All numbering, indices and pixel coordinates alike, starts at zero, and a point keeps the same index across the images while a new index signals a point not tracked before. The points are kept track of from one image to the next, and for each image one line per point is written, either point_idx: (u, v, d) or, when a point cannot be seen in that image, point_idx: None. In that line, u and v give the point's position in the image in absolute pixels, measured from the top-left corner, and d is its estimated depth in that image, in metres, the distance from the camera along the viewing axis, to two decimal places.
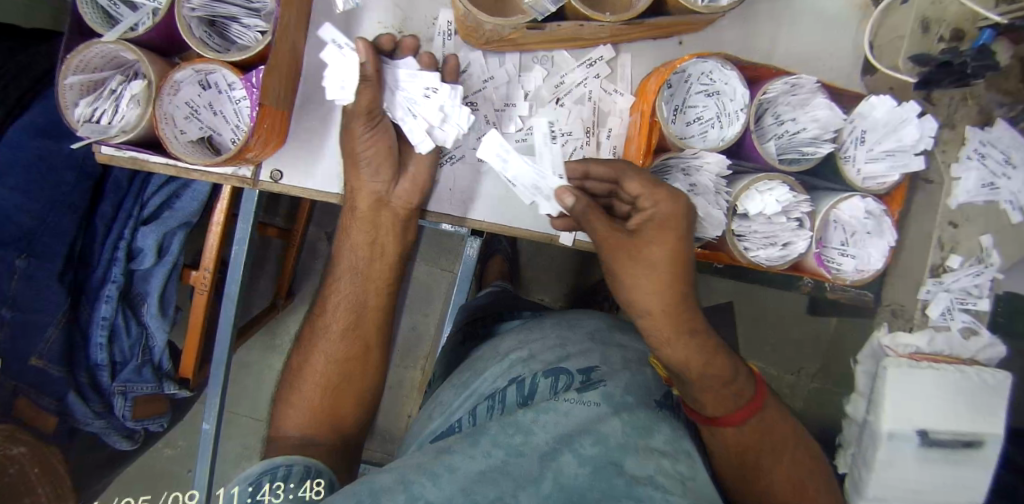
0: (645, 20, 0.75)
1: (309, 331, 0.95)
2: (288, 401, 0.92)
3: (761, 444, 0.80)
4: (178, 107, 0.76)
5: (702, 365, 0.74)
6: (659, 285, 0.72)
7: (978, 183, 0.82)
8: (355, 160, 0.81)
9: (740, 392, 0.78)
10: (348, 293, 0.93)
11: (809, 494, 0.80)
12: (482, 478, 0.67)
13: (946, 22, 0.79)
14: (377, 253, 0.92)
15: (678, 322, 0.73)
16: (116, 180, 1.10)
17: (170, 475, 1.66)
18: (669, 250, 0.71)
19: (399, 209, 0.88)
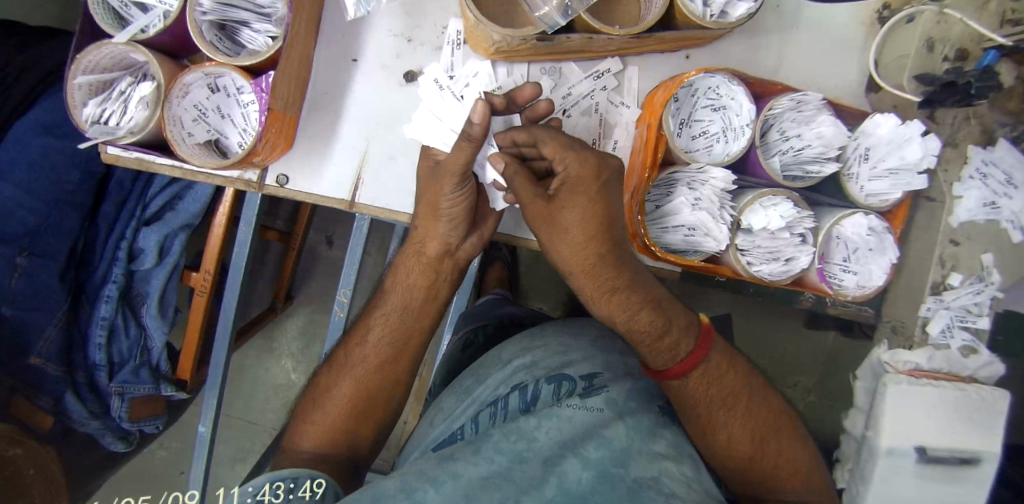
0: (655, 34, 0.76)
1: (344, 352, 0.87)
2: (306, 418, 0.84)
3: (715, 397, 0.78)
4: (187, 110, 0.76)
5: (627, 318, 0.76)
6: (579, 245, 0.73)
7: (979, 202, 0.83)
8: (436, 213, 0.80)
9: (682, 354, 0.77)
10: (388, 324, 0.86)
11: (773, 450, 0.78)
12: (486, 484, 0.68)
13: (951, 42, 0.80)
14: (433, 296, 0.87)
15: (605, 280, 0.74)
16: (119, 180, 1.10)
17: (164, 477, 1.65)
18: (584, 214, 0.72)
19: (462, 260, 0.86)
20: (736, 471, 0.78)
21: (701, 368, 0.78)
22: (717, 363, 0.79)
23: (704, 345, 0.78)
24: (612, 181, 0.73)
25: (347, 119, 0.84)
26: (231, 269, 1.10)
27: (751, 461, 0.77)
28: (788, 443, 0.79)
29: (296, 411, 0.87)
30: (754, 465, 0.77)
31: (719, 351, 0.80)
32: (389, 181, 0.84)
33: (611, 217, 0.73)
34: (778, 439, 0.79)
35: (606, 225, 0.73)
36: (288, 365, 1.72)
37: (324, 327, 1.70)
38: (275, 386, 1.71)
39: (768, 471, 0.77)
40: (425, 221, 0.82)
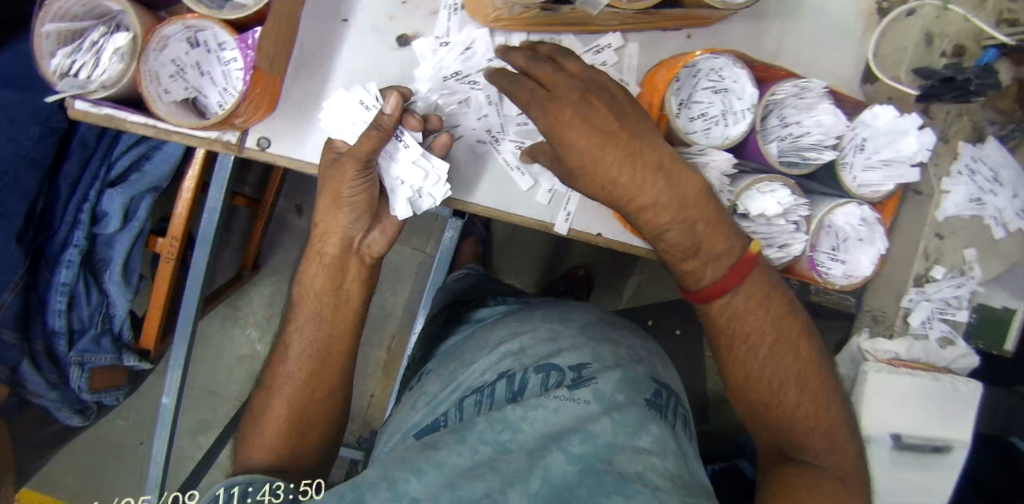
0: (660, 12, 0.74)
1: (271, 374, 0.85)
2: (248, 439, 0.82)
3: (744, 326, 0.76)
4: (165, 65, 0.71)
5: (663, 228, 0.72)
6: (594, 159, 0.68)
7: (966, 197, 0.85)
8: (339, 200, 0.78)
9: (717, 268, 0.74)
10: (354, 302, 0.86)
11: (796, 393, 0.75)
12: (470, 473, 0.67)
13: (949, 37, 0.82)
14: (343, 298, 0.85)
15: (630, 198, 0.70)
16: (82, 138, 1.04)
17: (121, 447, 1.59)
18: (579, 123, 0.67)
19: (366, 256, 0.85)
20: (760, 419, 0.77)
21: (730, 297, 0.75)
22: (745, 296, 0.75)
23: (735, 272, 0.74)
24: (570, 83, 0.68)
25: (334, 82, 0.79)
26: (199, 235, 1.05)
27: (766, 405, 0.76)
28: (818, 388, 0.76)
29: (241, 431, 0.85)
30: (763, 411, 0.76)
31: (757, 278, 0.75)
32: None
33: (610, 127, 0.68)
34: (802, 386, 0.75)
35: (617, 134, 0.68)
36: (253, 335, 1.67)
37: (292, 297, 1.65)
38: (239, 357, 1.67)
39: (782, 417, 0.75)
40: (325, 212, 0.81)
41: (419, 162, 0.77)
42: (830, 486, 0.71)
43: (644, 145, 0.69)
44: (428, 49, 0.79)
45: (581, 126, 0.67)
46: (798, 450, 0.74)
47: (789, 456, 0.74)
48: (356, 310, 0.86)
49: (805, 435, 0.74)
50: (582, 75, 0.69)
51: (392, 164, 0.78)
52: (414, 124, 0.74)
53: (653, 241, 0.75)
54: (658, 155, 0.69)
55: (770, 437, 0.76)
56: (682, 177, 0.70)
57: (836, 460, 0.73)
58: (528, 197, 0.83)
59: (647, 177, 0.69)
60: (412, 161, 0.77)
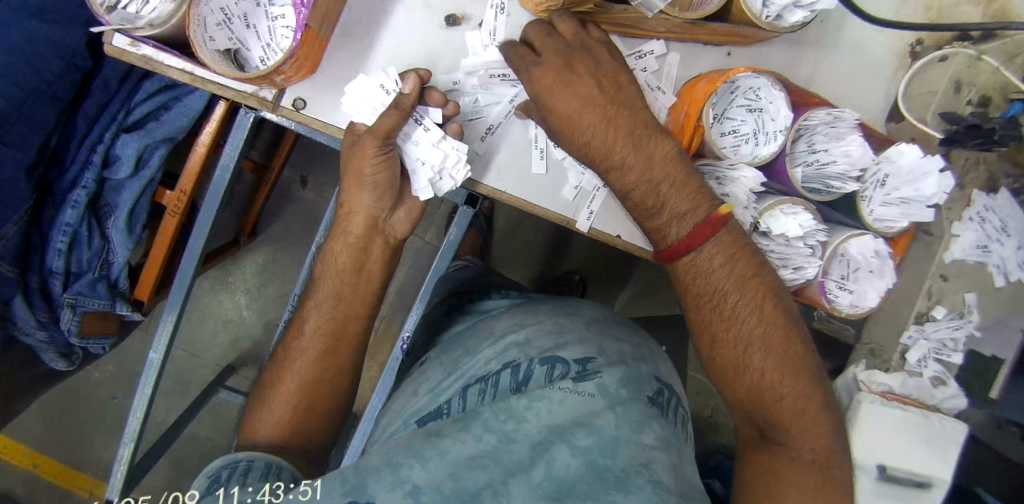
0: (708, 26, 0.75)
1: (284, 348, 0.86)
2: (254, 416, 0.84)
3: (710, 291, 0.76)
4: (214, 12, 0.70)
5: (639, 194, 0.75)
6: (573, 120, 0.74)
7: (974, 243, 0.87)
8: (362, 180, 0.79)
9: (688, 232, 0.75)
10: (370, 277, 0.86)
11: (762, 358, 0.75)
12: (472, 463, 0.67)
13: (976, 87, 0.86)
14: (363, 278, 0.85)
15: (605, 159, 0.75)
16: (105, 79, 1.01)
17: (95, 401, 1.56)
18: (563, 87, 0.73)
19: (390, 237, 0.85)
20: (733, 390, 0.78)
21: (696, 254, 0.76)
22: (710, 255, 0.75)
23: (701, 230, 0.74)
24: (563, 59, 0.73)
25: (377, 53, 0.79)
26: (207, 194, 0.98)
27: (733, 371, 0.77)
28: (784, 351, 0.76)
29: (250, 403, 0.87)
30: (734, 385, 0.77)
31: (722, 235, 0.75)
32: None
33: (588, 93, 0.73)
34: (768, 350, 0.75)
35: (597, 98, 0.73)
36: (241, 301, 1.65)
37: (285, 268, 1.64)
38: (226, 321, 1.65)
39: (749, 388, 0.76)
40: (351, 189, 0.81)
41: (440, 144, 0.77)
42: (804, 469, 0.73)
43: (619, 110, 0.73)
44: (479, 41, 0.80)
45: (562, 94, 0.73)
46: (771, 425, 0.75)
47: (768, 435, 0.76)
48: (365, 283, 0.86)
49: (775, 408, 0.75)
50: (575, 40, 0.74)
51: (412, 147, 0.79)
52: (436, 100, 0.76)
53: (632, 203, 0.77)
54: (628, 119, 0.74)
55: (745, 409, 0.78)
56: (651, 141, 0.74)
57: (813, 436, 0.74)
58: (555, 192, 0.84)
59: (618, 138, 0.73)
60: (431, 144, 0.77)
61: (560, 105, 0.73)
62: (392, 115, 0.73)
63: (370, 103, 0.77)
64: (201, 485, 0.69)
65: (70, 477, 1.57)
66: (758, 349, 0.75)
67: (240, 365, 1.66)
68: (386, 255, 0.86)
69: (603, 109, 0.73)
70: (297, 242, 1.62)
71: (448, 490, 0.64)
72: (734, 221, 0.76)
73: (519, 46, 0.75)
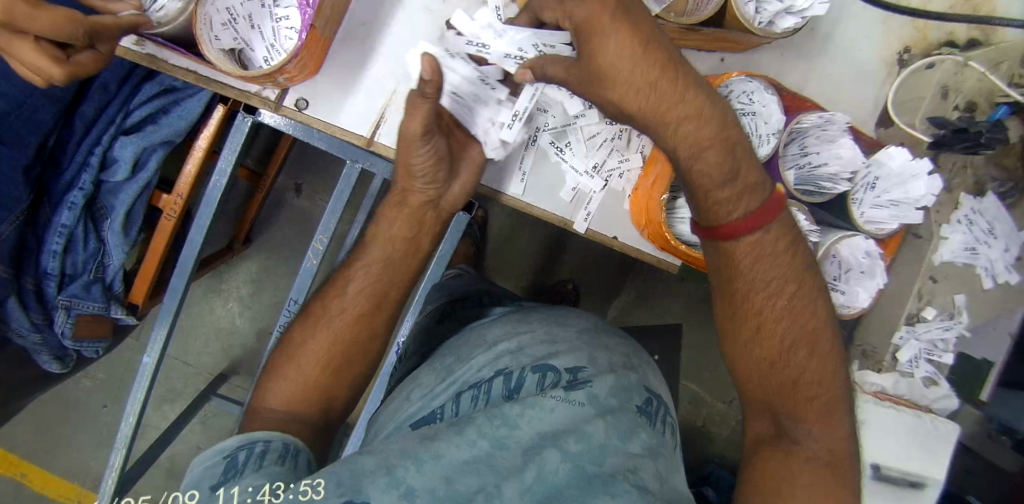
0: (703, 30, 0.76)
1: (320, 305, 0.85)
2: (277, 375, 0.81)
3: (764, 276, 0.75)
4: (220, 12, 0.72)
5: (709, 160, 0.71)
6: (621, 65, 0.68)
7: (962, 245, 0.89)
8: (412, 170, 0.80)
9: (756, 212, 0.73)
10: (422, 249, 0.87)
11: (803, 356, 0.75)
12: (466, 468, 0.68)
13: (963, 93, 0.88)
14: (413, 249, 0.86)
15: (656, 110, 0.70)
16: (104, 82, 1.01)
17: (84, 409, 1.54)
18: (623, 30, 0.66)
19: (444, 211, 0.86)
20: (761, 384, 0.76)
21: (758, 234, 0.74)
22: (772, 240, 0.74)
23: (766, 210, 0.73)
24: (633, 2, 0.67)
25: (379, 55, 0.81)
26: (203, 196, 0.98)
27: (769, 365, 0.75)
28: (821, 353, 0.76)
29: (270, 361, 0.84)
30: (771, 377, 0.76)
31: (782, 224, 0.74)
32: None
33: (651, 36, 0.67)
34: (812, 349, 0.76)
35: (656, 46, 0.67)
36: (234, 309, 1.64)
37: (277, 276, 1.64)
38: (218, 329, 1.64)
39: (784, 383, 0.75)
40: (401, 177, 0.82)
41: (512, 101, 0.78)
42: (817, 470, 0.72)
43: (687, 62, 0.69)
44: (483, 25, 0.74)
45: (638, 39, 0.67)
46: (792, 421, 0.74)
47: (784, 432, 0.74)
48: (412, 255, 0.86)
49: (805, 406, 0.74)
50: None
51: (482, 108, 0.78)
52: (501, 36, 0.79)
53: (681, 161, 0.73)
54: (689, 73, 0.69)
55: (769, 404, 0.76)
56: (714, 101, 0.71)
57: (831, 439, 0.74)
58: (553, 193, 0.85)
59: (688, 88, 0.69)
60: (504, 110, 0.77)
61: (627, 51, 0.67)
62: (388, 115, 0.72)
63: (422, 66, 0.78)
64: (214, 460, 0.68)
65: (56, 486, 1.55)
66: (804, 345, 0.75)
67: (231, 374, 1.65)
68: (436, 227, 0.87)
69: (667, 58, 0.68)
70: (291, 249, 1.62)
71: (443, 493, 0.65)
72: (789, 212, 0.76)
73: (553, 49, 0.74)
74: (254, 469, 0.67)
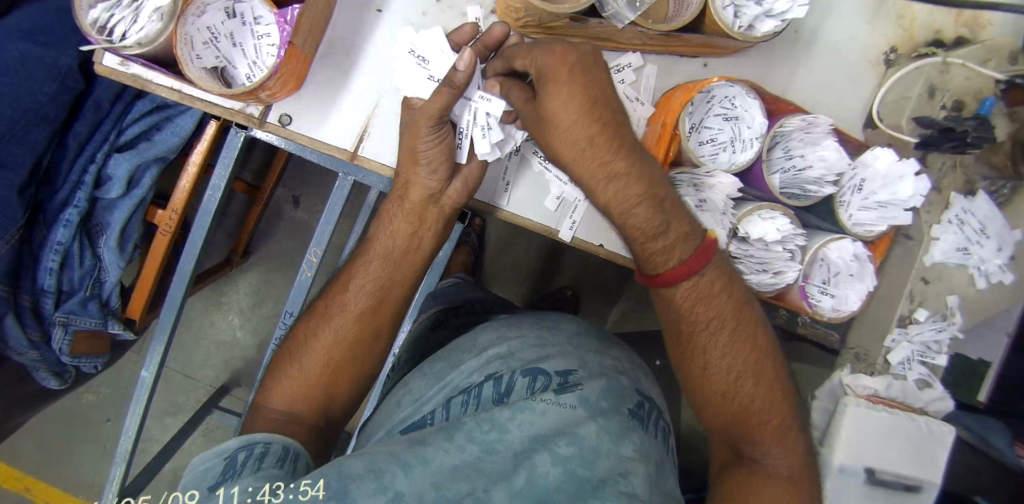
0: (682, 36, 0.76)
1: (325, 302, 0.85)
2: (281, 371, 0.82)
3: (704, 318, 0.77)
4: (200, 30, 0.73)
5: (640, 213, 0.72)
6: (559, 114, 0.70)
7: (953, 246, 0.89)
8: (416, 157, 0.79)
9: (688, 258, 0.74)
10: (423, 246, 0.85)
11: (751, 385, 0.77)
12: (455, 473, 0.68)
13: (950, 92, 0.88)
14: (414, 245, 0.84)
15: (588, 163, 0.71)
16: (96, 100, 1.02)
17: (87, 423, 1.55)
18: (571, 82, 0.69)
19: (445, 207, 0.83)
20: (717, 413, 0.78)
21: (691, 282, 0.75)
22: (708, 281, 0.76)
23: (699, 256, 0.74)
24: (597, 65, 0.71)
25: (361, 68, 0.81)
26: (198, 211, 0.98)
27: (719, 399, 0.78)
28: (766, 385, 0.78)
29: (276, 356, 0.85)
30: (725, 406, 0.78)
31: (716, 264, 0.76)
32: (392, 136, 0.82)
33: (596, 95, 0.70)
34: (758, 380, 0.78)
35: (594, 105, 0.69)
36: (234, 322, 1.65)
37: (277, 288, 1.64)
38: (219, 342, 1.65)
39: (738, 412, 0.77)
40: (404, 167, 0.80)
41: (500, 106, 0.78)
42: (780, 484, 0.74)
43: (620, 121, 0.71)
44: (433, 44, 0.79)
45: (575, 98, 0.69)
46: (751, 445, 0.76)
47: (744, 456, 0.76)
48: (413, 252, 0.85)
49: (759, 430, 0.76)
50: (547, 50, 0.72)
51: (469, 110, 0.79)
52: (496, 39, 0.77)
53: (616, 215, 0.74)
54: (621, 132, 0.71)
55: (726, 430, 0.78)
56: (643, 159, 0.72)
57: (789, 458, 0.76)
58: (539, 201, 0.85)
59: (616, 148, 0.70)
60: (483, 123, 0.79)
61: (565, 109, 0.69)
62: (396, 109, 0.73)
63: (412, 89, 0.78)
64: (214, 462, 0.68)
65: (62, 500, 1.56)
66: (751, 376, 0.77)
67: (233, 386, 1.66)
68: (438, 226, 0.85)
69: (601, 119, 0.70)
70: (290, 261, 1.63)
71: (431, 498, 0.65)
72: (722, 256, 0.77)
73: (519, 84, 0.75)
74: (252, 471, 0.67)
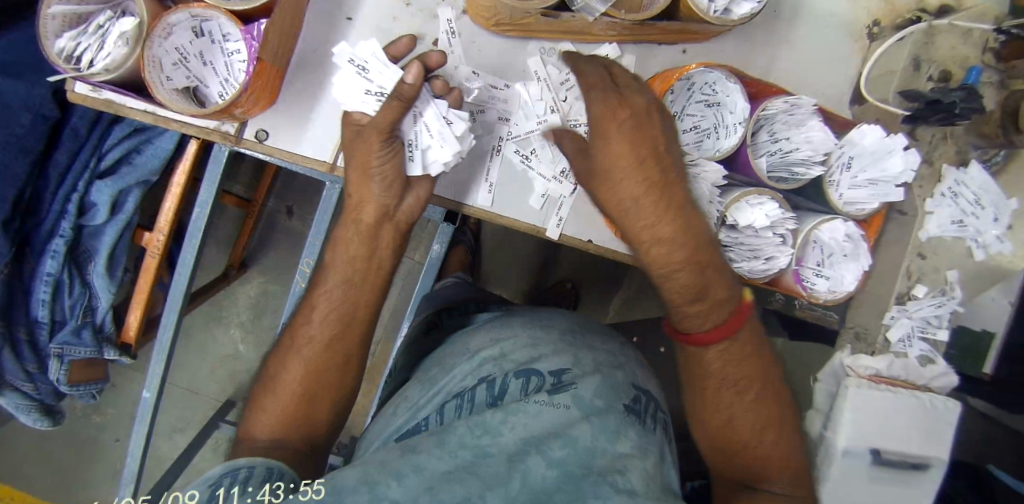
0: (656, 24, 0.75)
1: (290, 335, 0.83)
2: (256, 409, 0.79)
3: (731, 375, 0.79)
4: (168, 52, 0.71)
5: (680, 273, 0.75)
6: (626, 178, 0.72)
7: (949, 219, 0.87)
8: (368, 172, 0.77)
9: (726, 321, 0.78)
10: (382, 262, 0.83)
11: (768, 439, 0.80)
12: (449, 478, 0.67)
13: (936, 63, 0.85)
14: (375, 265, 0.83)
15: (636, 223, 0.74)
16: (75, 129, 1.00)
17: (96, 445, 1.57)
18: (623, 147, 0.72)
19: (401, 222, 0.82)
20: (732, 464, 0.81)
21: (726, 343, 0.79)
22: (741, 345, 0.80)
23: (734, 322, 0.78)
24: (653, 119, 0.72)
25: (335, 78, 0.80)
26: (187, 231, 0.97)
27: (740, 451, 0.80)
28: (788, 440, 0.82)
29: (251, 395, 0.82)
30: (744, 457, 0.80)
31: (749, 331, 0.80)
32: None
33: (658, 157, 0.73)
34: (776, 434, 0.81)
35: (650, 172, 0.72)
36: (236, 335, 1.66)
37: (277, 298, 1.64)
38: (223, 356, 1.66)
39: (753, 463, 0.79)
40: (356, 184, 0.78)
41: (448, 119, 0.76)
42: None
43: (676, 181, 0.74)
44: (370, 53, 0.74)
45: (630, 156, 0.72)
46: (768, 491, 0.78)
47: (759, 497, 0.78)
48: (375, 273, 0.83)
49: (776, 479, 0.79)
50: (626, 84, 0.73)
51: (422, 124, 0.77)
52: (437, 60, 0.73)
53: (655, 276, 0.77)
54: (676, 196, 0.74)
55: (739, 477, 0.80)
56: (693, 222, 0.74)
57: (801, 499, 0.79)
58: (522, 200, 0.84)
59: (658, 215, 0.73)
60: (435, 132, 0.76)
61: (618, 168, 0.72)
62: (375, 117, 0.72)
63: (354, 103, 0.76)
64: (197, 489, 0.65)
65: None
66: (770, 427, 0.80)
67: (238, 399, 1.66)
68: (394, 243, 0.83)
69: (651, 178, 0.72)
70: (287, 271, 1.63)
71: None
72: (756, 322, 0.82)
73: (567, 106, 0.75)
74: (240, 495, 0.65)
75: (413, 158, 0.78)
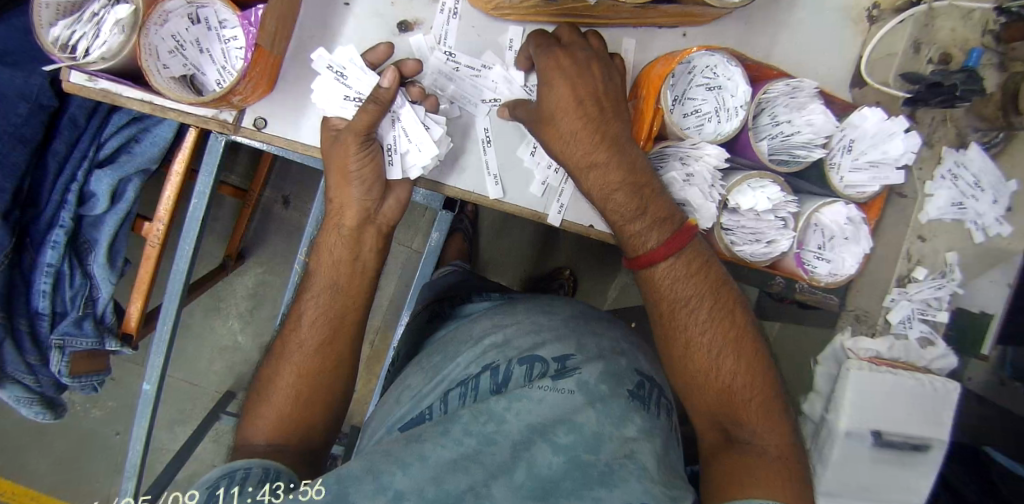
0: (658, 6, 0.74)
1: (281, 343, 0.83)
2: (251, 416, 0.80)
3: (682, 296, 0.76)
4: (164, 39, 0.70)
5: (619, 195, 0.73)
6: (565, 114, 0.72)
7: (949, 202, 0.88)
8: (347, 176, 0.77)
9: (668, 237, 0.74)
10: (368, 269, 0.84)
11: (733, 360, 0.76)
12: (454, 466, 0.67)
13: (936, 45, 0.85)
14: (359, 270, 0.83)
15: (574, 150, 0.73)
16: (72, 117, 0.99)
17: (97, 438, 1.56)
18: (569, 78, 0.72)
19: (383, 226, 0.83)
20: (698, 398, 0.78)
21: (672, 261, 0.75)
22: (686, 263, 0.75)
23: (676, 239, 0.74)
24: (604, 62, 0.74)
25: None
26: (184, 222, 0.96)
27: (709, 379, 0.76)
28: (753, 362, 0.78)
29: (247, 401, 0.83)
30: (711, 386, 0.77)
31: (695, 248, 0.76)
32: None
33: (598, 89, 0.73)
34: (738, 356, 0.77)
35: (592, 100, 0.72)
36: (235, 326, 1.65)
37: (275, 289, 1.64)
38: (222, 347, 1.65)
39: (721, 390, 0.76)
40: (337, 188, 0.78)
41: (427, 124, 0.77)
42: (771, 465, 0.74)
43: (613, 114, 0.73)
44: (347, 59, 0.76)
45: (575, 87, 0.72)
46: (738, 425, 0.76)
47: (732, 436, 0.76)
48: (359, 277, 0.83)
49: (744, 409, 0.76)
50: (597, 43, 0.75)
51: (399, 129, 0.77)
52: (412, 69, 0.75)
53: (595, 199, 0.75)
54: (614, 127, 0.73)
55: (709, 411, 0.77)
56: (628, 150, 0.73)
57: (773, 425, 0.77)
58: (523, 188, 0.84)
59: (597, 142, 0.72)
60: (413, 137, 0.77)
61: (559, 97, 0.72)
62: (371, 111, 0.72)
63: (333, 108, 0.76)
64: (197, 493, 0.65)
65: None
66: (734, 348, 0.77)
67: (239, 390, 1.66)
68: (378, 245, 0.84)
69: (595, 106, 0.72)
70: (284, 261, 1.63)
71: (431, 493, 0.65)
72: (701, 239, 0.77)
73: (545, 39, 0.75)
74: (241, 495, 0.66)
75: (391, 162, 0.79)
